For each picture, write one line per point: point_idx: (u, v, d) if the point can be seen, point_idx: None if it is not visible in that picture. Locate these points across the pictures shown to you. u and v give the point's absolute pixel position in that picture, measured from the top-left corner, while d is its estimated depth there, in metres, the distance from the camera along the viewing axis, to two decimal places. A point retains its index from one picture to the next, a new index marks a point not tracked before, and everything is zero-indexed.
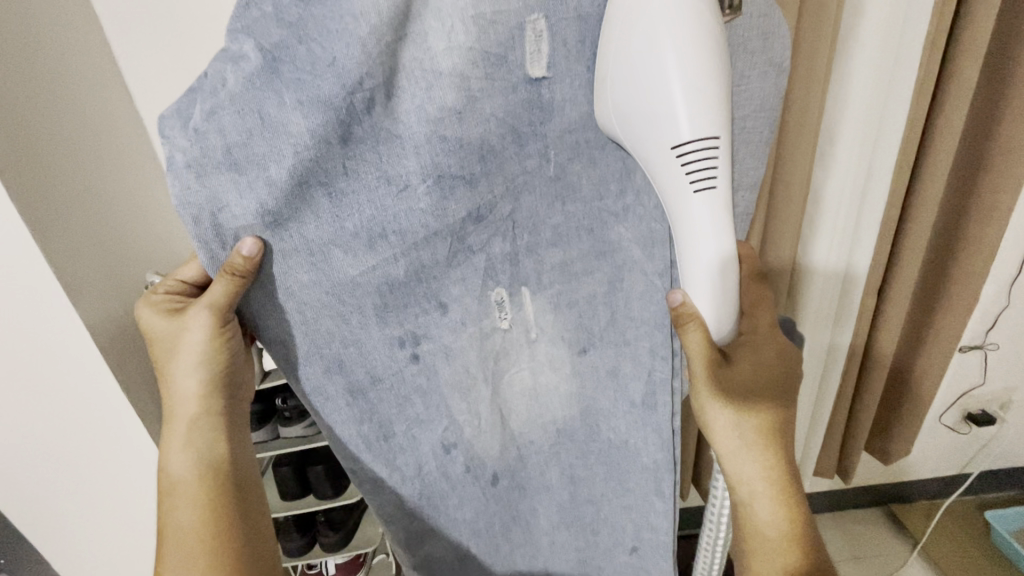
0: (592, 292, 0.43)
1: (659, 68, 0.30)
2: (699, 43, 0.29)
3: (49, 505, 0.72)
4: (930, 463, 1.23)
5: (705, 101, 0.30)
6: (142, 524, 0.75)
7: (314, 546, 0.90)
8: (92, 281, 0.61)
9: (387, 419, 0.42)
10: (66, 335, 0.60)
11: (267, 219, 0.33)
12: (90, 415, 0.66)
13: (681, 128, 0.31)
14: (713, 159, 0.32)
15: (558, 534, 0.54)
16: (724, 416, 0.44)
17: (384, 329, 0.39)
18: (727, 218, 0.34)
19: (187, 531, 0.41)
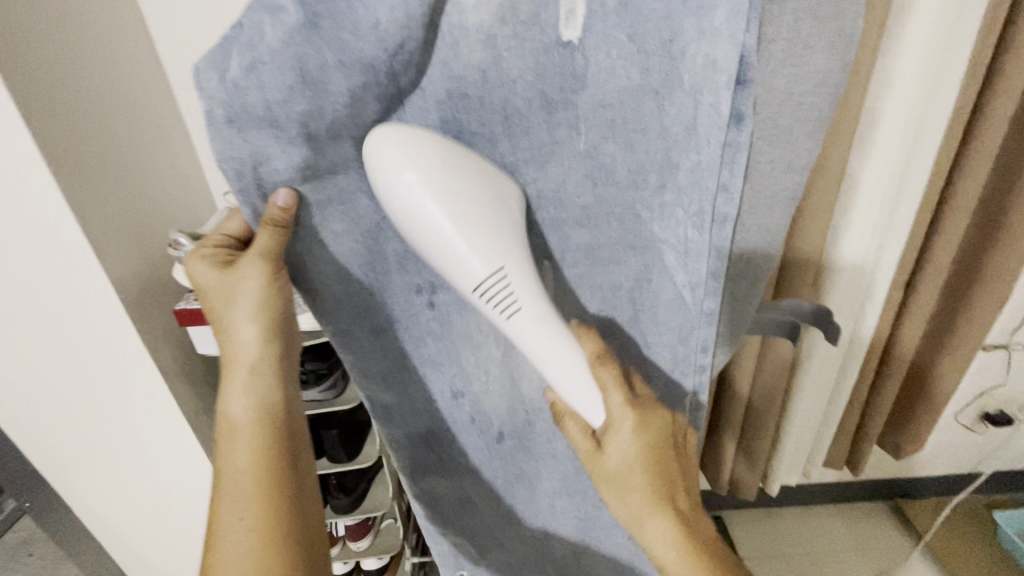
0: (621, 276, 0.41)
1: (425, 221, 0.32)
2: (451, 191, 0.32)
3: (79, 449, 0.76)
4: (941, 459, 1.22)
5: (481, 238, 0.33)
6: (160, 470, 0.78)
7: (326, 506, 0.92)
8: (118, 243, 0.62)
9: (400, 356, 0.42)
10: (85, 292, 0.61)
11: (306, 173, 0.33)
12: (105, 368, 0.67)
13: (475, 267, 0.33)
14: (508, 283, 0.34)
15: (560, 499, 0.53)
16: (634, 516, 0.40)
17: (404, 276, 0.39)
18: (553, 322, 0.36)
19: (242, 477, 0.40)
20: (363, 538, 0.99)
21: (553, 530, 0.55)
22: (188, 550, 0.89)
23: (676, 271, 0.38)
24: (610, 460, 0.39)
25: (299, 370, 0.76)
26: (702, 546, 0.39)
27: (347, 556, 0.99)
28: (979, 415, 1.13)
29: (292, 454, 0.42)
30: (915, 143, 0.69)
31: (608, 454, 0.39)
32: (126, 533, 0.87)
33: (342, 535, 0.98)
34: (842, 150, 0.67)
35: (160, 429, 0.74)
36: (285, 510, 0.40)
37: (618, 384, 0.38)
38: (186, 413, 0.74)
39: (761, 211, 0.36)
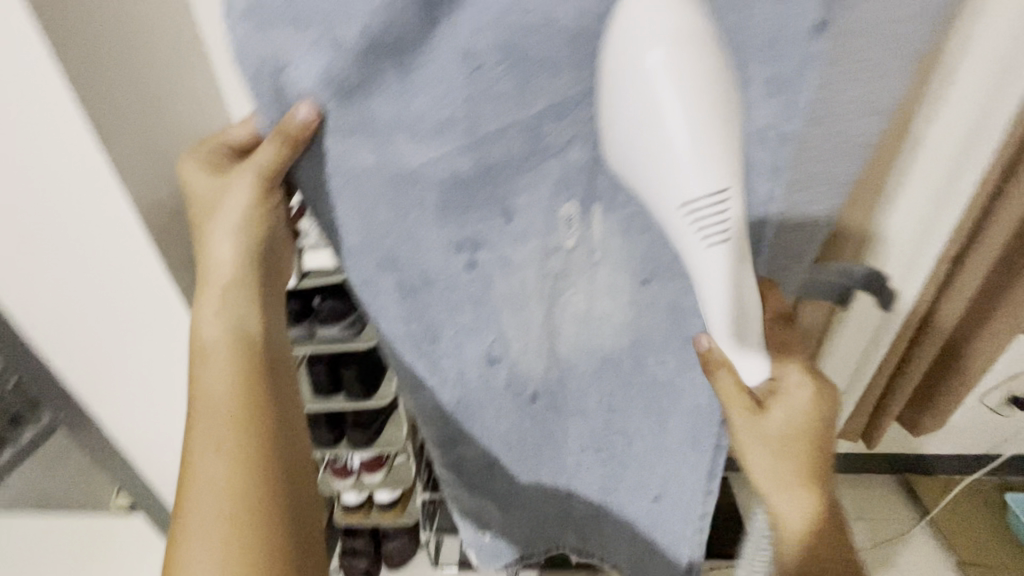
0: (669, 221, 0.38)
1: (658, 122, 0.28)
2: (699, 92, 0.27)
3: (105, 370, 0.78)
4: (959, 437, 1.20)
5: (710, 154, 0.29)
6: (178, 398, 0.80)
7: (342, 440, 0.95)
8: (153, 179, 0.58)
9: (436, 322, 0.41)
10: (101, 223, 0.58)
11: (333, 87, 0.30)
12: (123, 297, 0.66)
13: (692, 184, 0.29)
14: (722, 211, 0.30)
15: (586, 456, 0.53)
16: (771, 463, 0.45)
17: (443, 229, 0.36)
18: (742, 263, 0.33)
19: (216, 396, 0.40)
20: (377, 473, 1.02)
21: (577, 490, 0.56)
22: None
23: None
24: (768, 423, 0.43)
25: (318, 306, 0.77)
26: (822, 484, 0.46)
27: (361, 488, 1.03)
28: (1007, 399, 1.09)
29: (270, 379, 0.42)
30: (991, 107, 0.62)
31: (771, 411, 0.42)
32: (156, 449, 0.92)
33: (356, 468, 1.02)
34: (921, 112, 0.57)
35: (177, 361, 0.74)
36: (261, 431, 0.40)
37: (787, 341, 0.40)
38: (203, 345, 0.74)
39: (830, 156, 0.33)
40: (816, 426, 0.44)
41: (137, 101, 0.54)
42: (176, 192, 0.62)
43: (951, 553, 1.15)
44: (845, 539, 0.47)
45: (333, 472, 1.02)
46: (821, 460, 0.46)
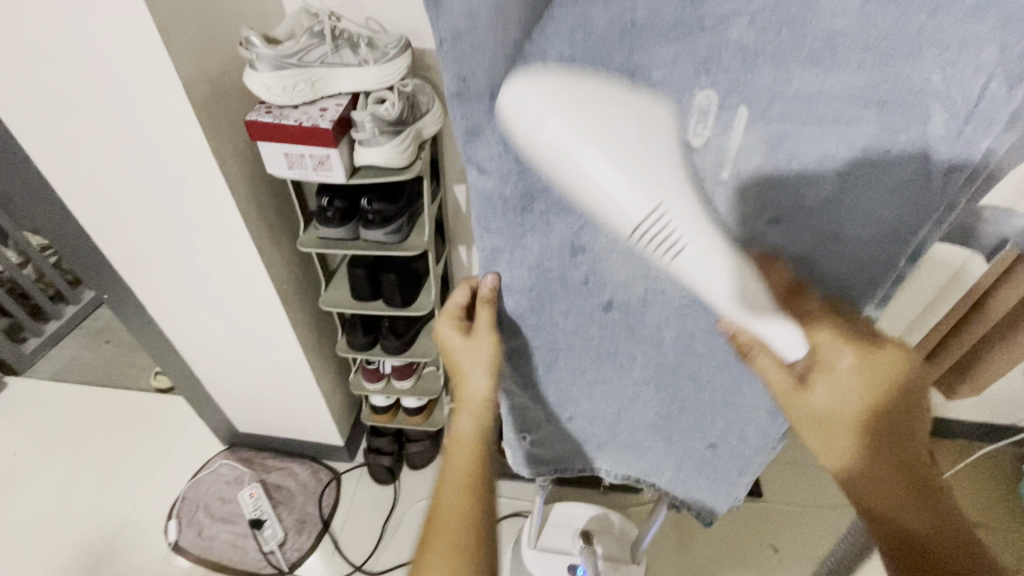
0: (832, 155, 0.31)
1: (578, 166, 0.27)
2: (592, 113, 0.27)
3: (149, 238, 0.80)
4: (990, 406, 1.18)
5: (641, 168, 0.28)
6: (219, 271, 0.83)
7: (376, 344, 0.96)
8: (186, 33, 0.59)
9: (526, 197, 0.36)
10: (154, 73, 0.59)
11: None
12: (176, 159, 0.68)
13: (632, 206, 0.28)
14: (668, 222, 0.29)
15: (646, 388, 0.50)
16: (830, 449, 0.40)
17: None
18: (734, 258, 0.31)
19: (455, 492, 0.47)
20: (407, 379, 1.05)
21: (628, 420, 0.54)
22: (255, 352, 0.98)
23: (932, 144, 0.30)
24: (813, 400, 0.38)
25: (366, 209, 0.73)
26: (908, 469, 0.39)
27: (390, 391, 1.06)
28: None
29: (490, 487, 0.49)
30: None
31: (815, 393, 0.38)
32: (198, 325, 0.95)
33: (388, 373, 1.05)
34: None
35: (220, 230, 0.76)
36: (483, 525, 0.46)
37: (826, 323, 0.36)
38: (246, 221, 0.75)
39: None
40: (886, 408, 0.38)
41: None
42: (206, 51, 0.63)
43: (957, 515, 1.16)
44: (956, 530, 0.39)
45: (363, 374, 1.04)
46: (902, 447, 0.39)
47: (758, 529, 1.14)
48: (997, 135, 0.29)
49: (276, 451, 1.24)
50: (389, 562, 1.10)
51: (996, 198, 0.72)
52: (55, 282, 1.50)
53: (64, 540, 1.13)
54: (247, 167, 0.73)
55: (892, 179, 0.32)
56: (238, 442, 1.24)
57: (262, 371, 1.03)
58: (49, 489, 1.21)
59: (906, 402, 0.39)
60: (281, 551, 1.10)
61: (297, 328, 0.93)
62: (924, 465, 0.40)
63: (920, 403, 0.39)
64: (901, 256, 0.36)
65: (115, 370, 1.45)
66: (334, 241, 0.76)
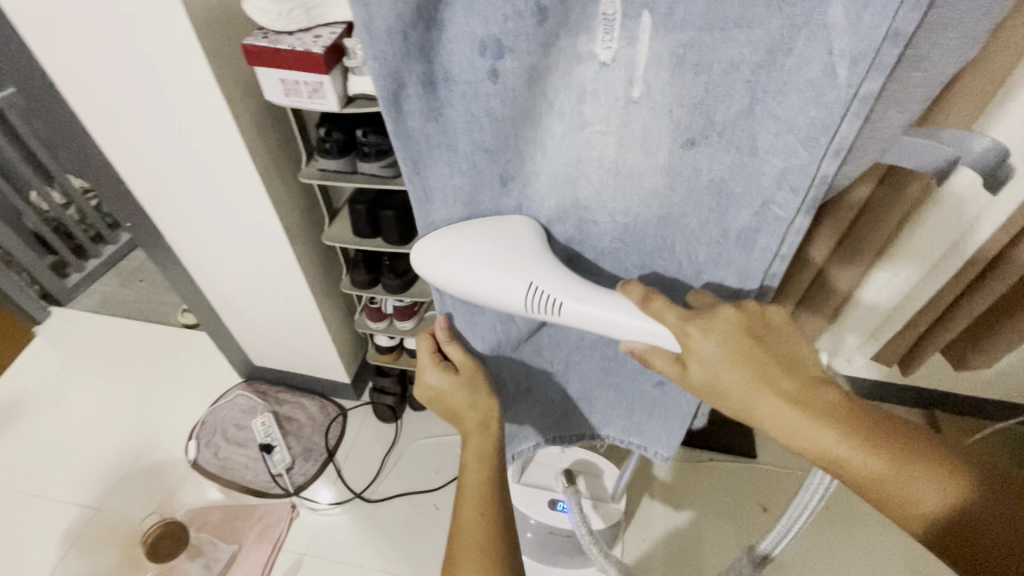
0: (735, 61, 0.32)
1: (476, 274, 0.41)
2: (469, 243, 0.41)
3: (163, 167, 0.84)
4: (1004, 380, 1.17)
5: (511, 258, 0.41)
6: (226, 207, 0.88)
7: (377, 284, 1.00)
8: None
9: (453, 134, 0.37)
10: (158, 5, 0.62)
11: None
12: (182, 95, 0.71)
13: (517, 283, 0.40)
14: (544, 291, 0.40)
15: (588, 331, 0.54)
16: (742, 415, 0.41)
17: (469, 18, 0.32)
18: (597, 299, 0.41)
19: (469, 516, 0.50)
20: (408, 321, 1.08)
21: (576, 362, 0.58)
22: (264, 286, 1.03)
23: (833, 37, 0.29)
24: (699, 372, 0.40)
25: (362, 141, 0.75)
26: (819, 409, 0.39)
27: (392, 331, 1.10)
28: None
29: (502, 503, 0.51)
30: None
31: (693, 369, 0.41)
32: (210, 260, 1.01)
33: (390, 313, 1.08)
34: None
35: (227, 166, 0.80)
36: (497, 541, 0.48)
37: (674, 308, 0.40)
38: (253, 158, 0.79)
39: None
40: (761, 363, 0.40)
41: None
42: None
43: None
44: (889, 433, 0.38)
45: (367, 313, 1.09)
46: (795, 390, 0.39)
47: (752, 490, 1.15)
48: (898, 14, 0.27)
49: (289, 385, 1.31)
50: (387, 492, 1.17)
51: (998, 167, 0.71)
52: (95, 223, 1.60)
53: (98, 455, 1.23)
54: (251, 101, 0.76)
55: (794, 84, 0.31)
56: (253, 375, 1.31)
57: (272, 307, 1.08)
58: (87, 409, 1.32)
59: (780, 356, 0.40)
60: (289, 474, 1.18)
61: (303, 264, 0.97)
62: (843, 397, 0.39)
63: (793, 352, 0.41)
64: (825, 156, 0.33)
65: (150, 306, 1.55)
66: (335, 174, 0.80)
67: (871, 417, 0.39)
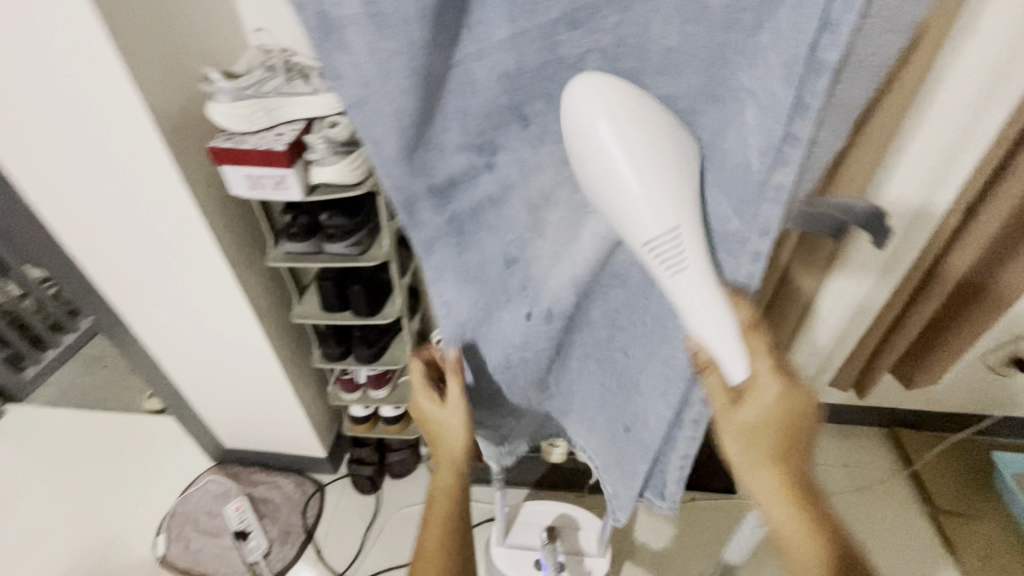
0: (691, 139, 0.39)
1: (616, 185, 0.36)
2: (637, 141, 0.35)
3: (131, 260, 0.85)
4: (953, 397, 1.26)
5: (662, 192, 0.36)
6: (195, 294, 0.89)
7: (349, 355, 1.01)
8: (161, 82, 0.67)
9: (464, 226, 0.43)
10: (130, 117, 0.66)
11: (370, 8, 0.32)
12: (155, 195, 0.75)
13: (655, 221, 0.36)
14: (677, 241, 0.37)
15: (588, 373, 0.58)
16: (747, 459, 0.47)
17: (463, 134, 0.39)
18: (710, 289, 0.39)
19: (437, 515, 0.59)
20: (382, 389, 1.09)
21: (573, 405, 0.63)
22: (235, 368, 1.03)
23: (748, 135, 0.35)
24: (743, 415, 0.45)
25: (326, 223, 0.79)
26: (802, 494, 0.46)
27: (367, 400, 1.10)
28: (1008, 360, 1.13)
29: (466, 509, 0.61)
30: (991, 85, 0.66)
31: (742, 408, 0.45)
32: (176, 345, 1.01)
33: (362, 382, 1.09)
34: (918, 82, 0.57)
35: (194, 257, 0.83)
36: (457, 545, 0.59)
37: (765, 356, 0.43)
38: (221, 248, 0.82)
39: (852, 82, 0.35)
40: (791, 437, 0.46)
41: (140, 13, 0.63)
42: (183, 100, 0.70)
43: (925, 500, 1.23)
44: (840, 541, 0.45)
45: (340, 385, 1.09)
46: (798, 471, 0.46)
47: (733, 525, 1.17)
48: (793, 121, 0.33)
49: (262, 464, 1.27)
50: (371, 568, 1.13)
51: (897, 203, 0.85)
52: (54, 310, 1.56)
53: (56, 558, 1.16)
54: (219, 195, 0.80)
55: (729, 166, 0.37)
56: (225, 457, 1.27)
57: (244, 387, 1.07)
58: (44, 509, 1.25)
59: (806, 438, 0.47)
60: (266, 561, 1.14)
61: (274, 343, 0.98)
62: (822, 499, 0.47)
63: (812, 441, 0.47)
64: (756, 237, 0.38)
65: (113, 393, 1.51)
66: (298, 256, 0.83)
67: (833, 523, 0.46)
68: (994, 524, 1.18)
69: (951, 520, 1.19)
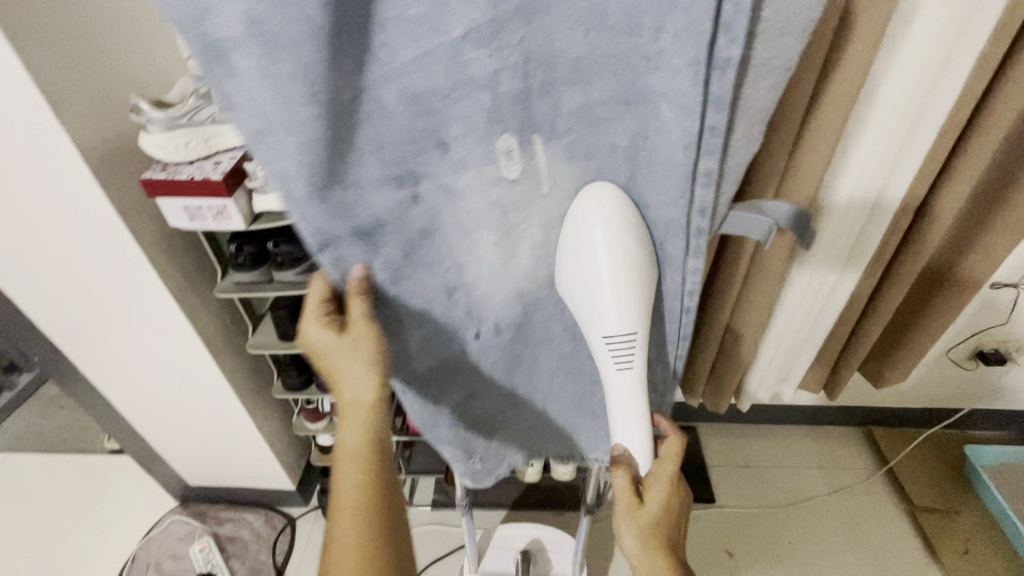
0: (612, 142, 0.42)
1: (594, 291, 0.45)
2: (618, 263, 0.44)
3: (71, 299, 0.82)
4: (924, 392, 1.26)
5: (626, 308, 0.45)
6: (144, 332, 0.86)
7: (311, 384, 0.98)
8: (92, 120, 0.65)
9: (393, 261, 0.44)
10: (57, 154, 0.63)
11: (253, 31, 0.32)
12: (92, 234, 0.72)
13: (618, 322, 0.46)
14: (631, 345, 0.47)
15: (561, 385, 0.59)
16: (645, 554, 0.53)
17: (381, 167, 0.40)
18: (640, 390, 0.49)
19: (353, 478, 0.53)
20: None
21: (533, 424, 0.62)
22: (192, 404, 1.00)
23: (670, 129, 0.39)
24: (646, 508, 0.52)
25: (274, 251, 0.77)
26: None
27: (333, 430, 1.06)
28: (972, 352, 1.15)
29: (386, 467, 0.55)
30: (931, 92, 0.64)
31: (646, 503, 0.52)
32: (129, 383, 0.96)
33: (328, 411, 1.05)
34: (850, 93, 0.57)
35: (137, 294, 0.80)
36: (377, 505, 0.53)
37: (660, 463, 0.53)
38: (166, 281, 0.79)
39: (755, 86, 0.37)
40: (674, 528, 0.54)
41: (65, 55, 0.61)
42: (116, 135, 0.68)
43: (903, 496, 1.24)
44: None
45: (304, 415, 1.06)
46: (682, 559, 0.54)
47: (713, 536, 1.18)
48: (708, 112, 0.38)
49: (230, 500, 1.22)
50: None
51: (851, 204, 0.76)
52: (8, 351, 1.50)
53: None
54: (160, 228, 0.77)
55: (658, 161, 0.42)
56: (191, 495, 1.22)
57: (203, 422, 1.03)
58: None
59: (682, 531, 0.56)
60: None
61: (230, 376, 0.95)
62: None
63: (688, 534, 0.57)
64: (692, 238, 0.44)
65: (74, 434, 1.44)
66: (249, 286, 0.80)
67: None
68: (972, 516, 1.19)
69: (929, 515, 1.19)
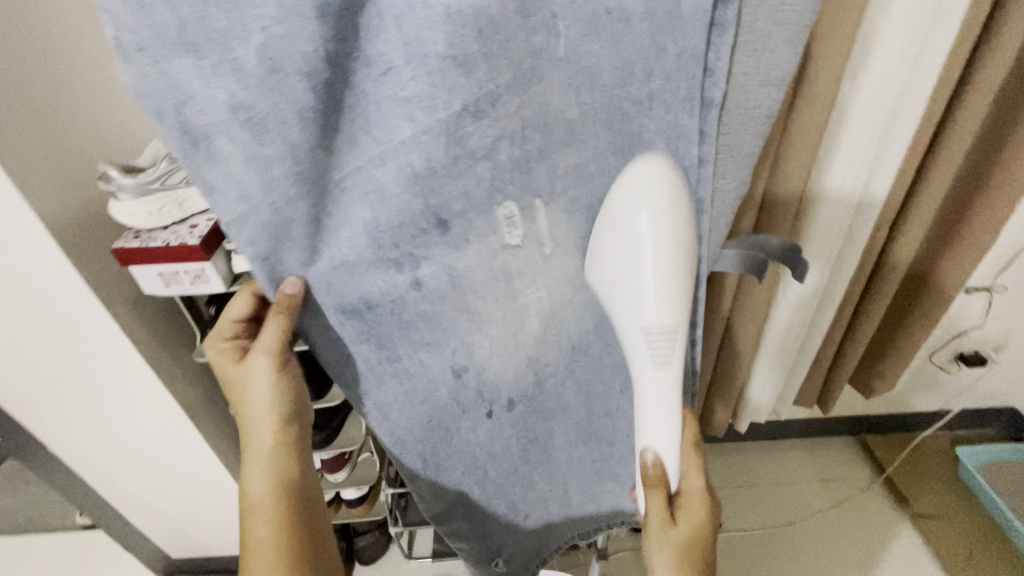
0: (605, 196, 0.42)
1: (634, 274, 0.40)
2: (663, 243, 0.39)
3: (38, 376, 0.77)
4: (911, 397, 1.29)
5: (667, 297, 0.40)
6: (118, 406, 0.82)
7: None
8: (62, 196, 0.63)
9: (390, 340, 0.44)
10: (22, 232, 0.60)
11: (240, 116, 0.33)
12: (61, 311, 0.69)
13: (653, 315, 0.41)
14: (670, 343, 0.42)
15: (576, 450, 0.57)
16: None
17: (378, 251, 0.40)
18: (675, 398, 0.43)
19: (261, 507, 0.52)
20: (339, 472, 0.99)
21: (538, 496, 0.59)
22: (172, 474, 0.95)
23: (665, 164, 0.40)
24: (676, 530, 0.48)
25: None
26: None
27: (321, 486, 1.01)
28: (953, 355, 1.17)
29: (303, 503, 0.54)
30: (895, 116, 0.67)
31: (676, 524, 0.48)
32: (101, 459, 0.91)
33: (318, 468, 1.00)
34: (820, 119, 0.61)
35: (111, 367, 0.76)
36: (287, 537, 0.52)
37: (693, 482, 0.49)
38: (143, 350, 0.75)
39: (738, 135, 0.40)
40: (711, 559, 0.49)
41: (38, 137, 0.59)
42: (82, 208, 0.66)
43: (904, 504, 1.24)
44: None
45: None
46: None
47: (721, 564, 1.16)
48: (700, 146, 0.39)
49: (214, 571, 1.15)
50: None
51: (838, 202, 0.74)
52: None
53: None
54: (133, 295, 0.74)
55: None
56: (172, 568, 1.15)
57: (185, 491, 0.98)
58: None
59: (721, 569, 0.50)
60: None
61: (212, 442, 0.90)
62: None
63: None
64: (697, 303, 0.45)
65: None
66: None
67: None
68: (973, 520, 1.19)
69: (931, 523, 1.19)
